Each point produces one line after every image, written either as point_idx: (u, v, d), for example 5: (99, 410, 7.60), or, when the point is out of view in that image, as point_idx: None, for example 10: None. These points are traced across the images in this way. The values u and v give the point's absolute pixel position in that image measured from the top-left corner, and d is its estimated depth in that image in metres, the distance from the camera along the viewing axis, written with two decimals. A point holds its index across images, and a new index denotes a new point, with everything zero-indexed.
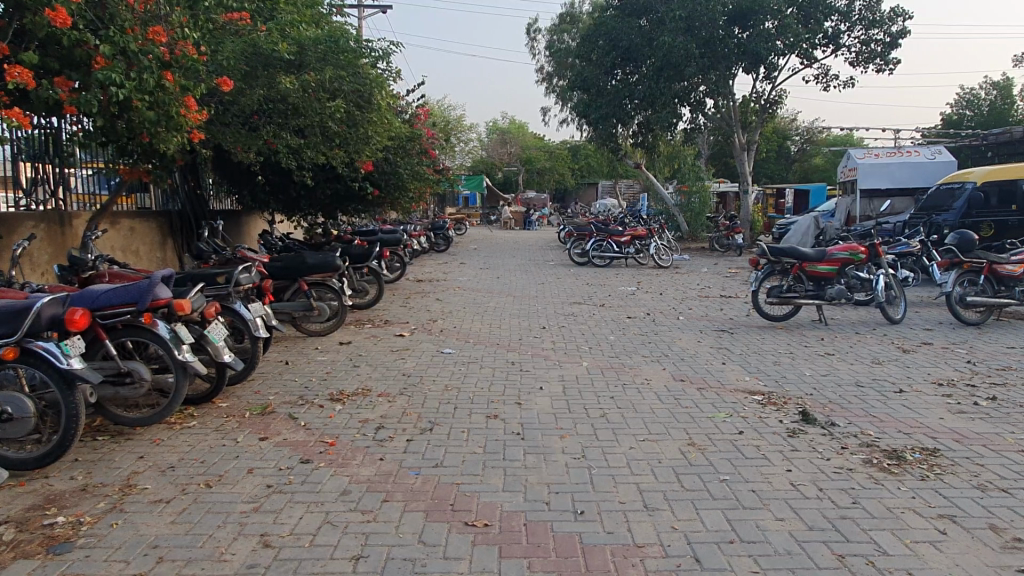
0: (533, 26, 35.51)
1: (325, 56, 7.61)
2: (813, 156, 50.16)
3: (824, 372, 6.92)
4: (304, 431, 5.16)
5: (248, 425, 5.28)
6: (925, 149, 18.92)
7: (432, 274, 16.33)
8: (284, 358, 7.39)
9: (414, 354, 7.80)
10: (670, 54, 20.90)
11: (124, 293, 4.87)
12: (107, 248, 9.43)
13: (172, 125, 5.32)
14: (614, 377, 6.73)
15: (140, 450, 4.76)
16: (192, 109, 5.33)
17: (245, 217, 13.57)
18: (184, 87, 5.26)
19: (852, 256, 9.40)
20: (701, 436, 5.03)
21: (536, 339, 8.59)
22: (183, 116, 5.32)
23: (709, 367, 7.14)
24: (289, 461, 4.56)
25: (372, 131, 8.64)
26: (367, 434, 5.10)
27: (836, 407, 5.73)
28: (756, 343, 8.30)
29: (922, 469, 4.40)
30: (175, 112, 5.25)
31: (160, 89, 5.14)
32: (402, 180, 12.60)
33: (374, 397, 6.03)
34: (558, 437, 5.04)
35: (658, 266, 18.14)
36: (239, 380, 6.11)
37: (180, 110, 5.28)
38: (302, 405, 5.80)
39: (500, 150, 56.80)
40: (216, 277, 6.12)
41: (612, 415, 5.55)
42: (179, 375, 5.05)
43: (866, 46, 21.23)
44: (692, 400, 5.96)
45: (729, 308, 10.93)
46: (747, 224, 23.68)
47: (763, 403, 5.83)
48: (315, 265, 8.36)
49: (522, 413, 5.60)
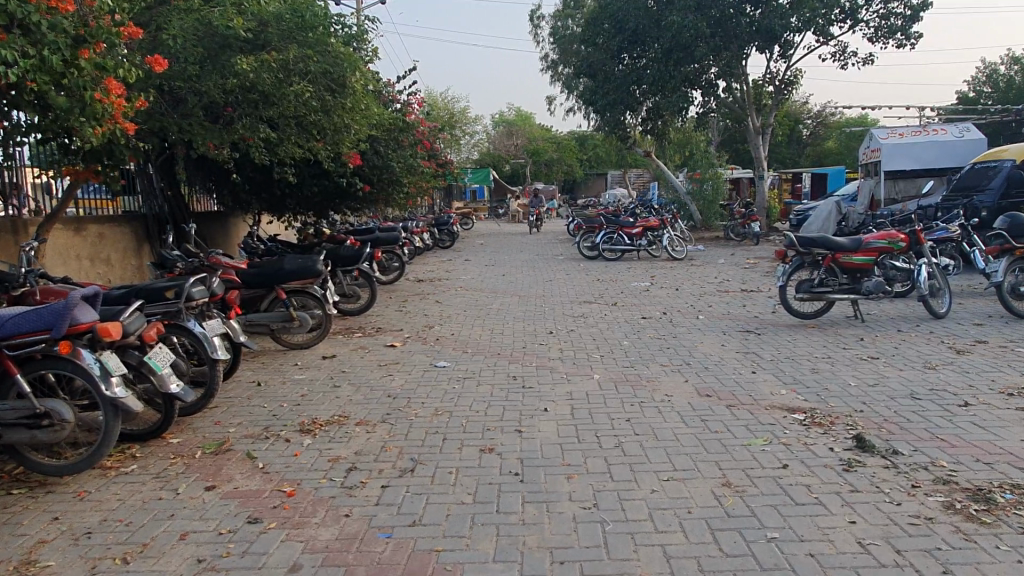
0: (535, 13, 34.50)
1: (289, 33, 6.92)
2: (826, 139, 48.99)
3: (872, 382, 5.99)
4: (259, 476, 4.32)
5: (197, 470, 4.46)
6: (952, 127, 17.86)
7: (434, 274, 15.47)
8: (255, 379, 6.55)
9: (403, 369, 6.94)
10: (680, 34, 19.94)
11: (36, 318, 4.09)
12: (71, 258, 8.67)
13: (87, 112, 4.72)
14: (629, 394, 5.85)
15: (57, 508, 3.94)
16: (113, 93, 4.77)
17: (229, 220, 12.75)
18: (100, 64, 4.70)
19: (890, 244, 8.50)
20: (737, 473, 4.15)
21: (542, 348, 7.71)
22: (99, 102, 4.75)
23: (738, 378, 6.23)
24: (233, 521, 3.71)
25: (349, 119, 7.90)
26: (335, 478, 4.25)
27: (894, 427, 4.83)
28: (788, 346, 7.39)
29: (1021, 516, 3.51)
30: (88, 93, 4.68)
31: (74, 66, 4.60)
32: (395, 174, 11.75)
33: (352, 427, 5.19)
34: (564, 477, 4.18)
35: (671, 258, 17.21)
36: (197, 409, 5.28)
37: (94, 93, 4.69)
38: (265, 439, 4.97)
39: (507, 142, 55.72)
40: (165, 292, 5.28)
41: (628, 444, 4.67)
42: (110, 415, 4.23)
43: (886, 21, 20.10)
44: (721, 422, 5.07)
45: (753, 304, 10.01)
46: (763, 211, 22.70)
47: (807, 425, 4.93)
48: (293, 271, 7.55)
49: (521, 444, 4.74)
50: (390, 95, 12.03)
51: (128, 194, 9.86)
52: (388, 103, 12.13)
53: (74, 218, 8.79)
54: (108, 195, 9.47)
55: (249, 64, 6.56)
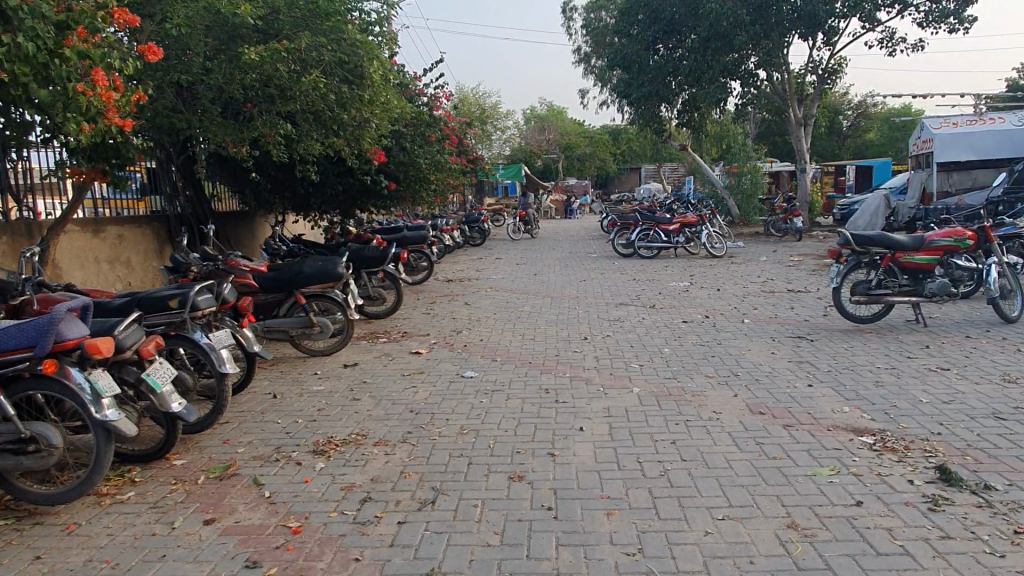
0: (568, 5, 33.96)
1: (302, 20, 6.62)
2: (867, 130, 47.63)
3: (947, 398, 5.36)
4: (263, 508, 3.89)
5: (198, 498, 4.06)
6: (1010, 116, 16.85)
7: (464, 273, 15.04)
8: (271, 390, 6.16)
9: (429, 379, 6.50)
10: (718, 23, 19.25)
11: (19, 334, 3.73)
12: (90, 260, 8.41)
13: (70, 105, 4.54)
14: (673, 410, 5.31)
15: (41, 545, 3.55)
16: (98, 85, 4.63)
17: (252, 219, 12.47)
18: (82, 52, 4.47)
19: (957, 242, 7.84)
20: (804, 512, 3.61)
21: (576, 356, 7.20)
22: (82, 96, 4.58)
23: (793, 392, 5.66)
24: (229, 566, 3.29)
25: (370, 113, 7.51)
26: (347, 511, 3.81)
27: (981, 455, 4.24)
28: (845, 354, 6.79)
29: None
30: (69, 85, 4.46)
31: (56, 55, 4.37)
32: (421, 170, 11.32)
33: (370, 448, 4.75)
34: (603, 513, 3.69)
35: (710, 256, 16.53)
36: (204, 427, 4.89)
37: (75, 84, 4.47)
38: (275, 462, 4.55)
39: (539, 137, 55.12)
40: (168, 301, 4.88)
41: (675, 473, 4.15)
42: (101, 440, 3.84)
43: (937, 5, 19.10)
44: (779, 446, 4.52)
45: (803, 306, 9.37)
46: (805, 205, 21.83)
47: (879, 451, 4.36)
48: (312, 274, 7.16)
49: (555, 471, 4.25)
50: (416, 89, 11.61)
51: (157, 194, 9.69)
52: (414, 96, 11.69)
53: (93, 219, 8.53)
54: (136, 195, 9.27)
55: (257, 52, 6.30)
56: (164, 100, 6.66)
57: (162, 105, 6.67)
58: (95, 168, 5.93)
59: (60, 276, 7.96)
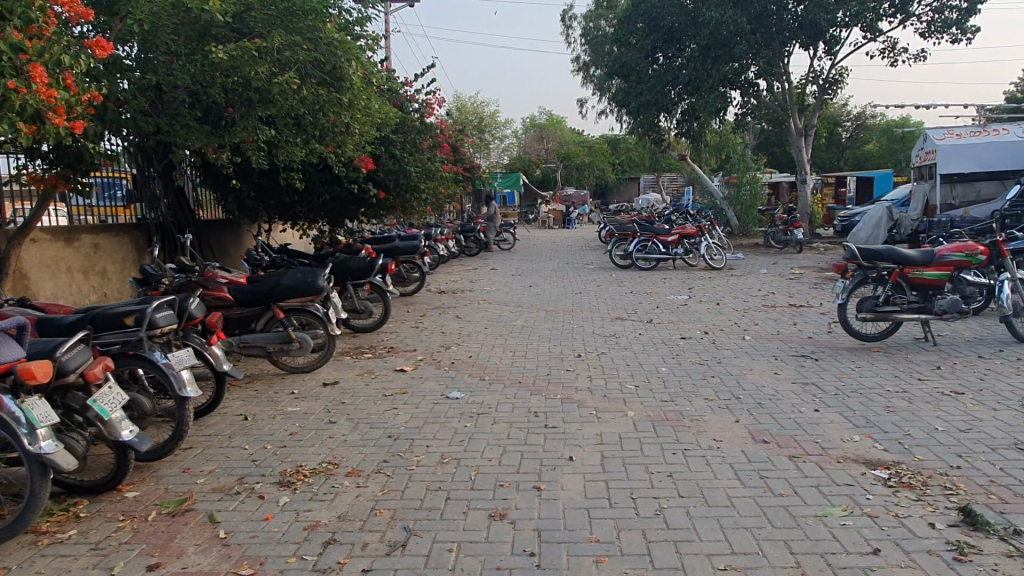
0: (566, 14, 33.74)
1: (276, 18, 6.35)
2: (865, 142, 47.33)
3: (964, 426, 4.99)
4: (216, 551, 3.51)
5: (146, 537, 3.68)
6: (1014, 127, 16.56)
7: (457, 284, 14.66)
8: (243, 411, 5.79)
9: (411, 400, 6.12)
10: (717, 31, 18.93)
11: None
12: (59, 269, 8.01)
13: (7, 104, 4.37)
14: (670, 438, 4.93)
15: None
16: (36, 79, 4.44)
17: (234, 229, 12.11)
18: (15, 44, 4.36)
19: (969, 258, 7.47)
20: (813, 563, 3.23)
21: (568, 375, 6.81)
22: (17, 92, 4.39)
23: (798, 418, 5.28)
24: None
25: (350, 117, 7.24)
26: (307, 556, 3.43)
27: (1005, 493, 3.88)
28: (852, 375, 6.43)
29: None
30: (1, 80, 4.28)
31: None
32: (411, 179, 10.96)
33: (341, 479, 4.38)
34: (593, 561, 3.31)
35: (710, 267, 16.17)
36: (161, 454, 4.54)
37: (7, 79, 4.30)
38: (236, 495, 4.18)
39: (536, 145, 54.61)
40: (123, 318, 4.50)
41: (672, 513, 3.78)
42: (35, 473, 3.49)
43: (940, 14, 18.78)
44: (785, 480, 4.15)
45: (806, 322, 9.00)
46: (806, 217, 21.43)
47: (895, 488, 3.99)
48: (291, 286, 6.79)
49: (540, 509, 3.88)
50: (406, 94, 11.28)
51: (136, 201, 9.36)
52: (405, 102, 11.35)
53: (66, 227, 8.17)
54: (121, 202, 9.06)
55: (226, 52, 6.00)
56: (137, 101, 6.26)
57: (136, 108, 6.27)
58: (62, 174, 5.80)
59: (28, 287, 7.58)
